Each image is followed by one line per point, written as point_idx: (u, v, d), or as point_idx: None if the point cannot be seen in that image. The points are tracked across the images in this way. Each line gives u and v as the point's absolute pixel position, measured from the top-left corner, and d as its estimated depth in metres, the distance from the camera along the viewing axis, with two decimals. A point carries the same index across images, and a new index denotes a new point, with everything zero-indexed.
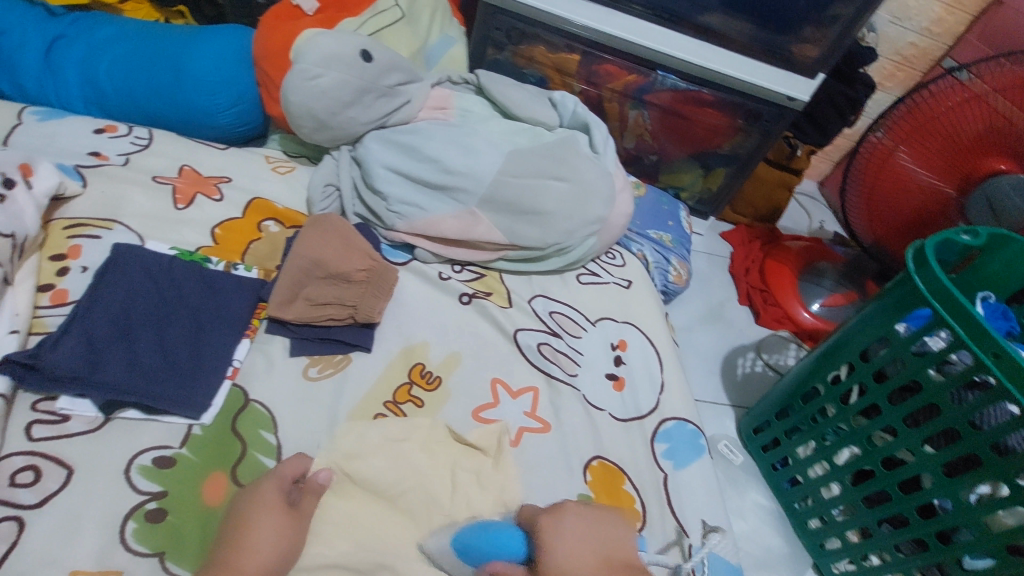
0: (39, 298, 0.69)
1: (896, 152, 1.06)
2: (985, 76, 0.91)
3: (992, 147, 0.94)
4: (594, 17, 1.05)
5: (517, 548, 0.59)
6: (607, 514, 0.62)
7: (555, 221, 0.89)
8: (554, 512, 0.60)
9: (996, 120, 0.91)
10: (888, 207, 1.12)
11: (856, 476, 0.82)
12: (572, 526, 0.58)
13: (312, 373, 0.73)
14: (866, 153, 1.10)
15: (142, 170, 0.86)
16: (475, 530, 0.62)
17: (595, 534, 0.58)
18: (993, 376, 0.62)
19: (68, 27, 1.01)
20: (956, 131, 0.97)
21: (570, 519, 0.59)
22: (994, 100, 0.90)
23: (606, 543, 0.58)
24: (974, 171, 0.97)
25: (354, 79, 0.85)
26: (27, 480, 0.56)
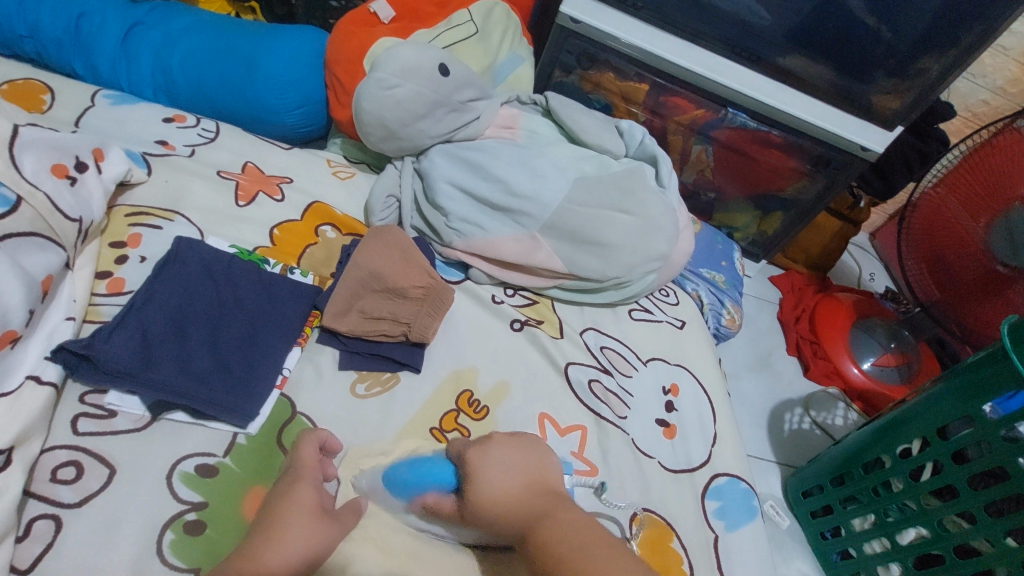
0: (96, 285, 0.68)
1: (953, 206, 1.04)
2: None
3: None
4: (669, 49, 1.03)
5: (448, 480, 0.58)
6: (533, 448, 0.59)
7: (617, 255, 0.86)
8: (478, 444, 0.58)
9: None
10: (945, 266, 1.08)
11: (918, 558, 0.77)
12: (497, 454, 0.56)
13: (360, 390, 0.70)
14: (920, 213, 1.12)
15: (208, 163, 0.85)
16: (409, 465, 0.60)
17: (522, 464, 0.56)
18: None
19: (146, 15, 1.02)
20: (1001, 182, 0.95)
21: (496, 448, 0.57)
22: None
23: (531, 469, 0.56)
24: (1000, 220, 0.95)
25: (428, 92, 0.84)
26: (69, 476, 0.54)
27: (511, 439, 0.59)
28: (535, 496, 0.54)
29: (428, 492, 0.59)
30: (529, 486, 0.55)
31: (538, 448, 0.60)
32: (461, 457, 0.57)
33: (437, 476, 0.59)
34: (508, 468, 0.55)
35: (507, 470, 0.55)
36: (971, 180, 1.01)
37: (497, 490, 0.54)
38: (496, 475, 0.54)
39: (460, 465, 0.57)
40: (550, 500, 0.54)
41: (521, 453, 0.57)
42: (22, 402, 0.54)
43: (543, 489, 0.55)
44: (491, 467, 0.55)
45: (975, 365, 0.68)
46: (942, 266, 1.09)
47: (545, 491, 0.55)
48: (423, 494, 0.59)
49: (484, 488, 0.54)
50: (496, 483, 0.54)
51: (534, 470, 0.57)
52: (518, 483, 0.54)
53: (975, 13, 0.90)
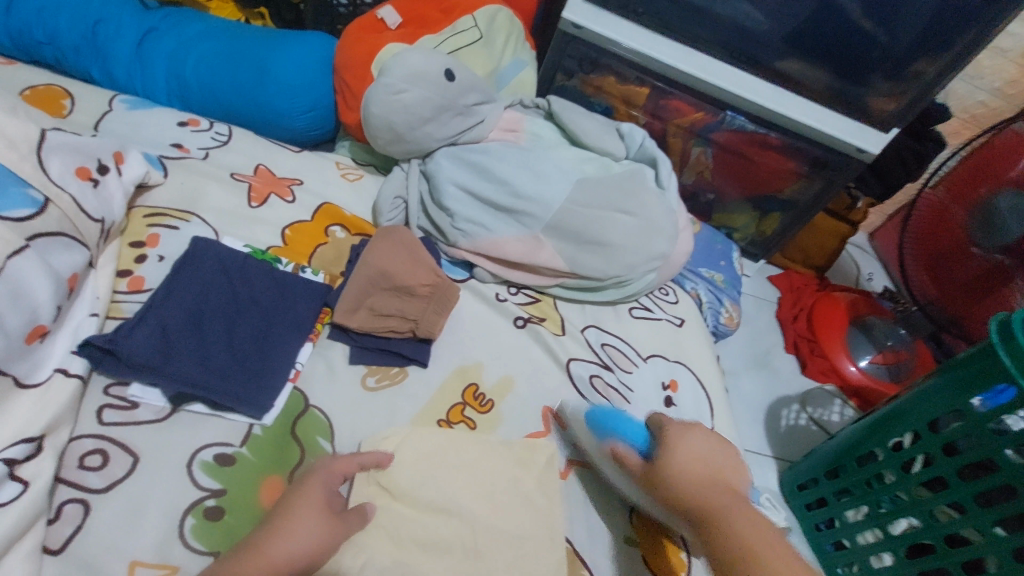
0: (117, 283, 0.71)
1: (951, 207, 1.08)
2: None
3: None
4: (670, 53, 1.05)
5: (632, 435, 0.63)
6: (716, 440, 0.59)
7: (618, 255, 0.89)
8: (681, 423, 0.60)
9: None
10: (944, 266, 1.11)
11: (910, 549, 0.79)
12: (695, 440, 0.58)
13: (370, 383, 0.73)
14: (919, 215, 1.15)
15: (222, 166, 0.88)
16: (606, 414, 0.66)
17: (705, 455, 0.57)
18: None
19: (160, 22, 1.05)
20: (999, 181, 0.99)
21: (691, 437, 0.58)
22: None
23: (715, 462, 0.57)
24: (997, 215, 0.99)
25: (435, 96, 0.87)
26: (95, 464, 0.57)
27: (700, 432, 0.59)
28: (718, 488, 0.55)
29: (618, 442, 0.63)
30: (711, 476, 0.55)
31: (724, 442, 0.59)
32: (661, 429, 0.60)
33: (630, 431, 0.63)
34: (700, 460, 0.56)
35: (699, 456, 0.56)
36: (970, 181, 1.05)
37: (681, 467, 0.56)
38: (687, 458, 0.56)
39: (658, 429, 0.61)
40: (727, 495, 0.54)
41: (712, 450, 0.57)
42: (51, 394, 0.57)
43: (730, 486, 0.55)
44: (683, 451, 0.57)
45: (964, 361, 0.70)
46: (940, 266, 1.12)
47: (724, 484, 0.55)
48: (614, 442, 0.63)
49: (675, 463, 0.56)
50: (691, 454, 0.57)
51: (721, 466, 0.57)
52: (700, 467, 0.56)
53: (969, 18, 0.92)
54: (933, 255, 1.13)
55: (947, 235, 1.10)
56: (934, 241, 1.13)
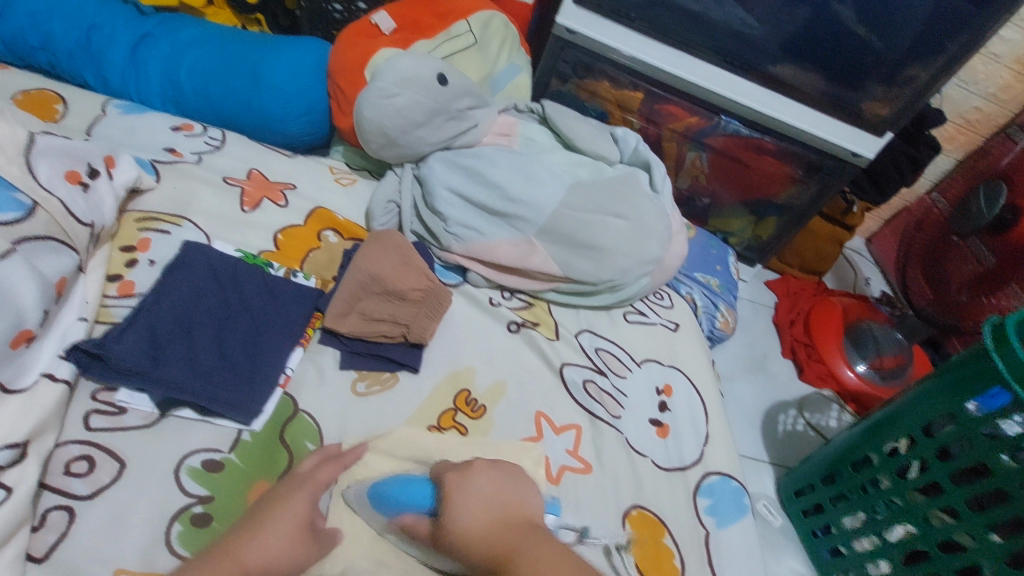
0: (107, 287, 0.70)
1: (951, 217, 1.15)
2: None
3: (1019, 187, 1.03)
4: (664, 58, 1.05)
5: (424, 501, 0.59)
6: (514, 480, 0.59)
7: (611, 259, 0.89)
8: (459, 469, 0.59)
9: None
10: (941, 274, 1.15)
11: (907, 555, 0.78)
12: (479, 488, 0.56)
13: (361, 389, 0.72)
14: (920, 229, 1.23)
15: (214, 170, 0.88)
16: (390, 484, 0.61)
17: (492, 494, 0.56)
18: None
19: (155, 27, 1.05)
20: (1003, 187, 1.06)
21: (476, 477, 0.58)
22: None
23: (498, 503, 0.55)
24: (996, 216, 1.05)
25: (428, 101, 0.87)
26: (82, 470, 0.57)
27: (491, 469, 0.59)
28: (504, 531, 0.53)
29: (407, 514, 0.59)
30: (500, 517, 0.54)
31: (507, 478, 0.59)
32: (441, 482, 0.59)
33: (413, 497, 0.59)
34: (483, 505, 0.55)
35: (479, 504, 0.55)
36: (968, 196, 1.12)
37: (462, 524, 0.54)
38: (469, 507, 0.55)
39: (438, 487, 0.58)
40: (523, 532, 0.53)
41: (498, 490, 0.57)
42: (37, 399, 0.56)
43: (514, 523, 0.54)
44: (465, 501, 0.55)
45: (959, 365, 0.69)
46: (937, 274, 1.16)
47: (516, 520, 0.54)
48: (402, 514, 0.59)
49: (455, 521, 0.54)
50: (463, 517, 0.54)
51: (507, 504, 0.56)
52: (482, 517, 0.54)
53: (961, 22, 0.92)
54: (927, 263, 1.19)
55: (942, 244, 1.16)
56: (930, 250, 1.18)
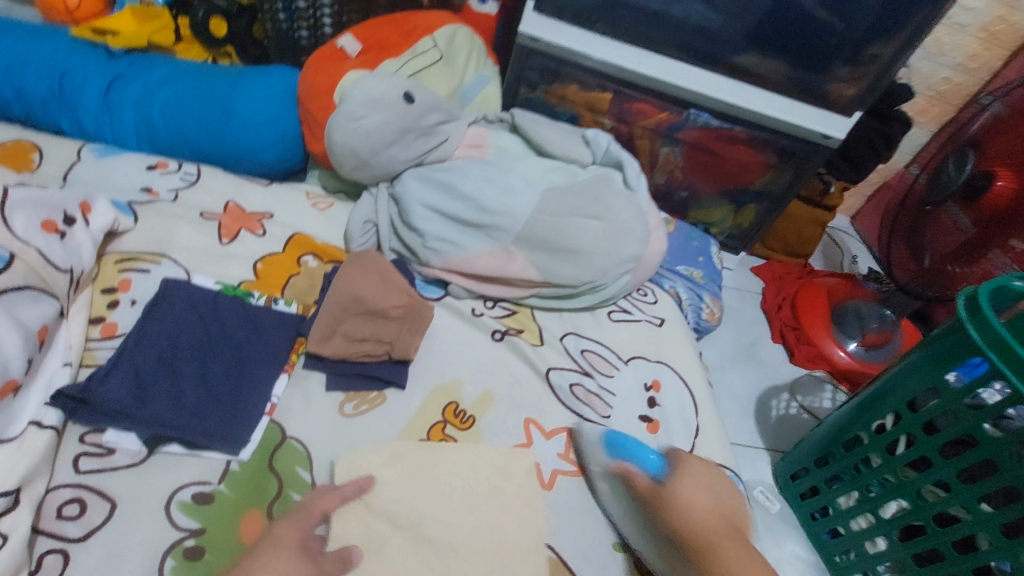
0: (90, 330, 0.71)
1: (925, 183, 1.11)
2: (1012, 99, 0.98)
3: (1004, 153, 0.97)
4: (628, 58, 1.07)
5: (653, 464, 0.67)
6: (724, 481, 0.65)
7: (589, 260, 0.90)
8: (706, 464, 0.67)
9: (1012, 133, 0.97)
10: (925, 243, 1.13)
11: (903, 531, 0.78)
12: (694, 479, 0.63)
13: (348, 410, 0.73)
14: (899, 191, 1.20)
15: (191, 206, 0.89)
16: (619, 435, 0.72)
17: (715, 492, 0.62)
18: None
19: (126, 69, 1.07)
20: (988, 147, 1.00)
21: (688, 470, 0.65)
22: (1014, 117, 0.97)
23: (724, 503, 0.62)
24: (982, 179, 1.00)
25: (396, 120, 0.88)
26: (73, 512, 0.58)
27: (699, 463, 0.66)
28: (718, 521, 0.59)
29: (631, 464, 0.68)
30: (722, 513, 0.60)
31: (724, 482, 0.64)
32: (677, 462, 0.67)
33: (644, 458, 0.68)
34: (703, 492, 0.62)
35: (706, 492, 0.62)
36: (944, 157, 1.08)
37: (693, 501, 0.61)
38: (697, 489, 0.62)
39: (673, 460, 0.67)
40: (730, 531, 0.58)
41: (711, 490, 0.62)
42: (26, 446, 0.57)
43: (727, 522, 0.60)
44: (692, 485, 0.63)
45: (941, 338, 0.69)
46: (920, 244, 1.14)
47: (729, 522, 0.59)
48: (625, 462, 0.69)
49: (687, 495, 0.61)
50: (696, 499, 0.61)
51: (726, 506, 0.62)
52: (702, 498, 0.61)
53: None
54: (904, 224, 1.17)
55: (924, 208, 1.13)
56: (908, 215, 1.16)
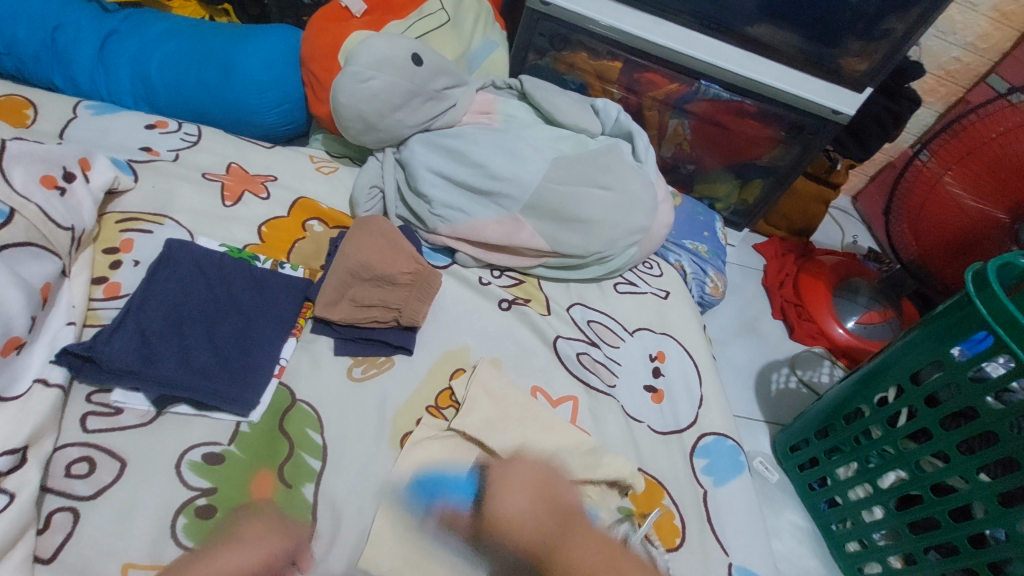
0: (93, 290, 0.70)
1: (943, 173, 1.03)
2: None
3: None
4: (639, 25, 1.04)
5: (466, 490, 0.66)
6: (546, 468, 0.69)
7: (598, 230, 0.89)
8: (501, 462, 0.69)
9: None
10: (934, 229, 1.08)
11: (900, 501, 0.80)
12: (513, 484, 0.66)
13: (356, 374, 0.73)
14: (911, 175, 1.08)
15: (192, 166, 0.87)
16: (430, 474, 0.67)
17: (535, 489, 0.66)
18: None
19: (121, 24, 1.03)
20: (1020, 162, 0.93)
21: (517, 467, 0.68)
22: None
23: (541, 491, 0.66)
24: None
25: (403, 82, 0.86)
26: (82, 471, 0.57)
27: (534, 470, 0.68)
28: (551, 523, 0.64)
29: (448, 503, 0.65)
30: (544, 505, 0.65)
31: (547, 474, 0.68)
32: (487, 474, 0.67)
33: (456, 488, 0.66)
34: (524, 492, 0.66)
35: (524, 488, 0.66)
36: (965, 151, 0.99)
37: (508, 514, 0.64)
38: (512, 499, 0.65)
39: (483, 479, 0.67)
40: (564, 528, 0.64)
41: (537, 484, 0.67)
42: (31, 405, 0.56)
43: (559, 514, 0.65)
44: (509, 487, 0.66)
45: (945, 312, 0.70)
46: (930, 228, 1.08)
47: (561, 511, 0.65)
48: (441, 502, 0.65)
49: (501, 511, 0.64)
50: (509, 509, 0.64)
51: (553, 493, 0.67)
52: (529, 508, 0.64)
53: None
54: (921, 224, 1.10)
55: (949, 211, 1.05)
56: (929, 215, 1.08)
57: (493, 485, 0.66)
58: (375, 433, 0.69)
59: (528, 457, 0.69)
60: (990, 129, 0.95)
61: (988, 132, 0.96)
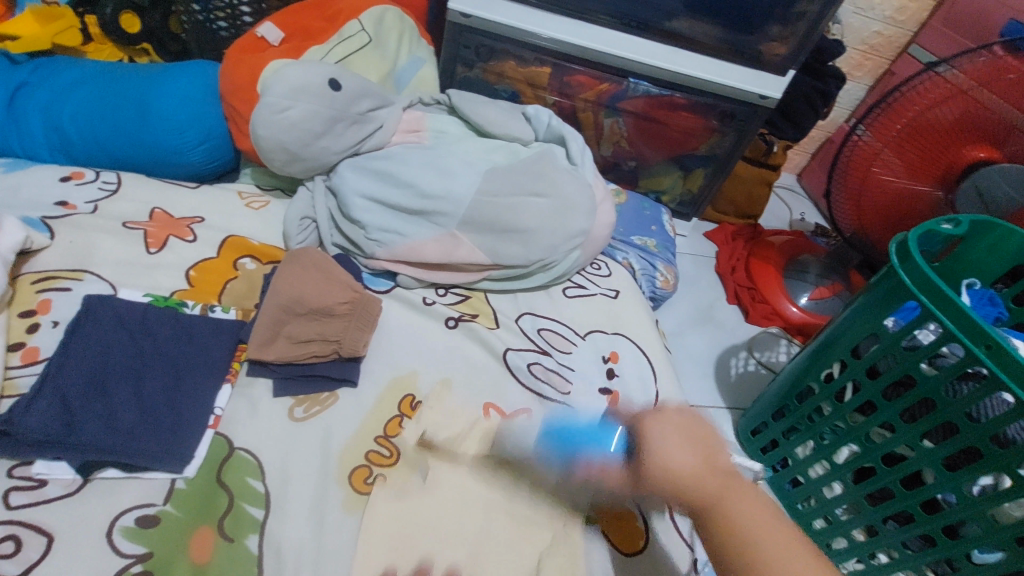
0: (9, 358, 0.66)
1: (878, 150, 1.03)
2: (965, 69, 0.88)
3: (974, 135, 0.91)
4: (561, 29, 1.04)
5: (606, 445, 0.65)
6: (699, 417, 0.50)
7: (537, 237, 0.89)
8: (650, 410, 0.51)
9: (974, 111, 0.89)
10: (878, 202, 1.08)
11: (857, 474, 0.81)
12: (665, 425, 0.49)
13: (298, 414, 0.71)
14: (848, 153, 1.06)
15: (112, 216, 0.84)
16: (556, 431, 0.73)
17: (693, 438, 0.48)
18: (985, 367, 0.62)
19: (30, 74, 0.99)
20: (952, 133, 0.93)
21: (669, 421, 0.49)
22: (973, 92, 0.88)
23: (702, 448, 0.48)
24: (955, 163, 0.95)
25: (324, 109, 0.84)
26: (7, 551, 0.54)
27: (681, 416, 0.50)
28: (710, 475, 0.47)
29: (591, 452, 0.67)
30: (706, 460, 0.47)
31: (696, 420, 0.50)
32: (633, 425, 0.51)
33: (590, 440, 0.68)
34: (685, 445, 0.47)
35: (681, 440, 0.48)
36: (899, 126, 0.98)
37: (675, 468, 0.46)
38: (674, 453, 0.47)
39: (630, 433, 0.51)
40: (725, 482, 0.47)
41: (690, 429, 0.49)
42: None
43: (719, 469, 0.48)
44: (664, 438, 0.48)
45: (876, 285, 0.71)
46: (874, 201, 1.09)
47: (723, 469, 0.48)
48: (580, 454, 0.68)
49: (665, 463, 0.46)
50: (673, 462, 0.47)
51: (707, 456, 0.48)
52: (693, 461, 0.47)
53: None
54: (867, 200, 1.10)
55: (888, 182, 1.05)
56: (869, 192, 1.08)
57: (638, 430, 0.50)
58: (322, 472, 0.67)
59: (670, 410, 0.50)
60: (920, 103, 0.94)
61: (913, 106, 0.95)
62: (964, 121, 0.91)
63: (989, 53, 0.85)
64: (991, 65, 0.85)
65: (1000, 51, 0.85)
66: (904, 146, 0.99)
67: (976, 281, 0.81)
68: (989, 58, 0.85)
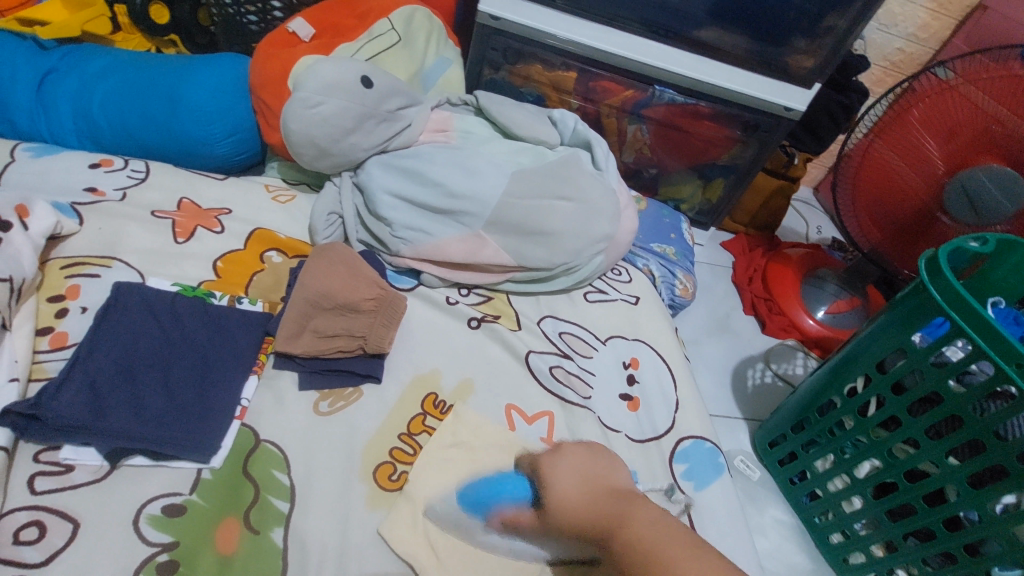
0: (38, 342, 0.67)
1: (886, 157, 1.02)
2: (964, 71, 0.89)
3: (980, 145, 0.89)
4: (589, 35, 1.05)
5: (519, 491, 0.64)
6: (605, 452, 0.57)
7: (561, 241, 0.89)
8: (553, 451, 0.59)
9: (977, 117, 0.88)
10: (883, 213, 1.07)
11: (878, 489, 0.81)
12: (566, 464, 0.55)
13: (324, 408, 0.71)
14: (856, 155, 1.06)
15: (141, 205, 0.84)
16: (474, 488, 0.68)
17: (586, 469, 0.54)
18: (1015, 385, 0.62)
19: (60, 61, 0.99)
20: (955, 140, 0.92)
21: (567, 456, 0.57)
22: (976, 97, 0.88)
23: (596, 476, 0.53)
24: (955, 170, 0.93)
25: (354, 105, 0.85)
26: (31, 537, 0.54)
27: (580, 449, 0.57)
28: (604, 499, 0.50)
29: (505, 507, 0.65)
30: (594, 488, 0.52)
31: (598, 452, 0.57)
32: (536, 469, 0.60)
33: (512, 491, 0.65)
34: (578, 472, 0.54)
35: (578, 475, 0.54)
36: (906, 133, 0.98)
37: (561, 493, 0.53)
38: (563, 482, 0.53)
39: (534, 475, 0.60)
40: (618, 501, 0.49)
41: (590, 460, 0.56)
42: None
43: (615, 492, 0.51)
44: (560, 472, 0.55)
45: (901, 302, 0.72)
46: (879, 211, 1.07)
47: (612, 491, 0.51)
48: (500, 507, 0.65)
49: (555, 490, 0.53)
50: (562, 489, 0.53)
51: (599, 476, 0.53)
52: (578, 488, 0.52)
53: None
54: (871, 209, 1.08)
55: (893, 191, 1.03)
56: (872, 197, 1.07)
57: (546, 471, 0.57)
58: (345, 467, 0.67)
59: (569, 447, 0.58)
60: (926, 108, 0.94)
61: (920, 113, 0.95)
62: (966, 128, 0.89)
63: (1005, 64, 0.84)
64: (1003, 74, 0.84)
65: (1007, 58, 0.85)
66: (914, 151, 0.98)
67: (1002, 301, 0.80)
68: (1000, 66, 0.85)
